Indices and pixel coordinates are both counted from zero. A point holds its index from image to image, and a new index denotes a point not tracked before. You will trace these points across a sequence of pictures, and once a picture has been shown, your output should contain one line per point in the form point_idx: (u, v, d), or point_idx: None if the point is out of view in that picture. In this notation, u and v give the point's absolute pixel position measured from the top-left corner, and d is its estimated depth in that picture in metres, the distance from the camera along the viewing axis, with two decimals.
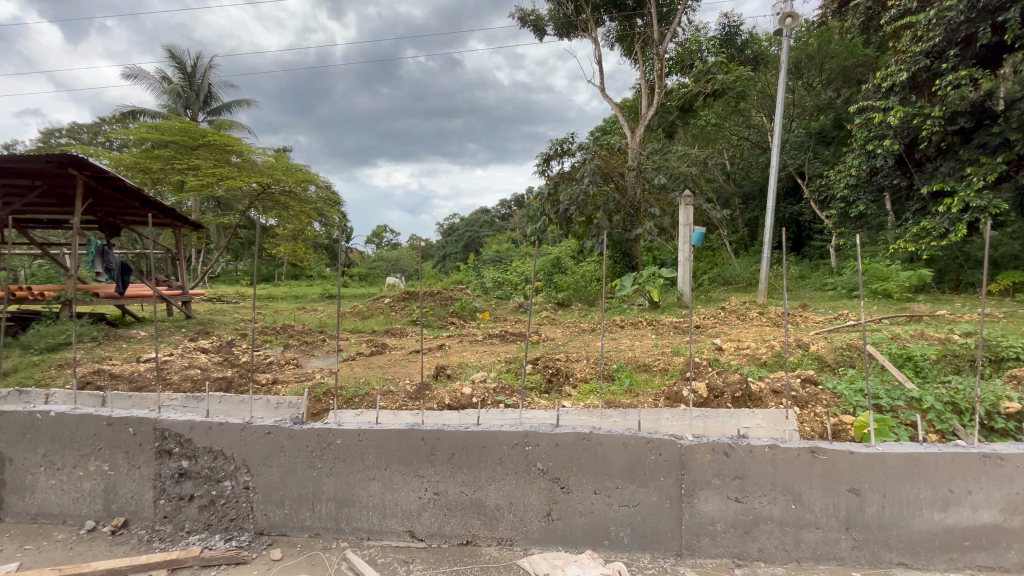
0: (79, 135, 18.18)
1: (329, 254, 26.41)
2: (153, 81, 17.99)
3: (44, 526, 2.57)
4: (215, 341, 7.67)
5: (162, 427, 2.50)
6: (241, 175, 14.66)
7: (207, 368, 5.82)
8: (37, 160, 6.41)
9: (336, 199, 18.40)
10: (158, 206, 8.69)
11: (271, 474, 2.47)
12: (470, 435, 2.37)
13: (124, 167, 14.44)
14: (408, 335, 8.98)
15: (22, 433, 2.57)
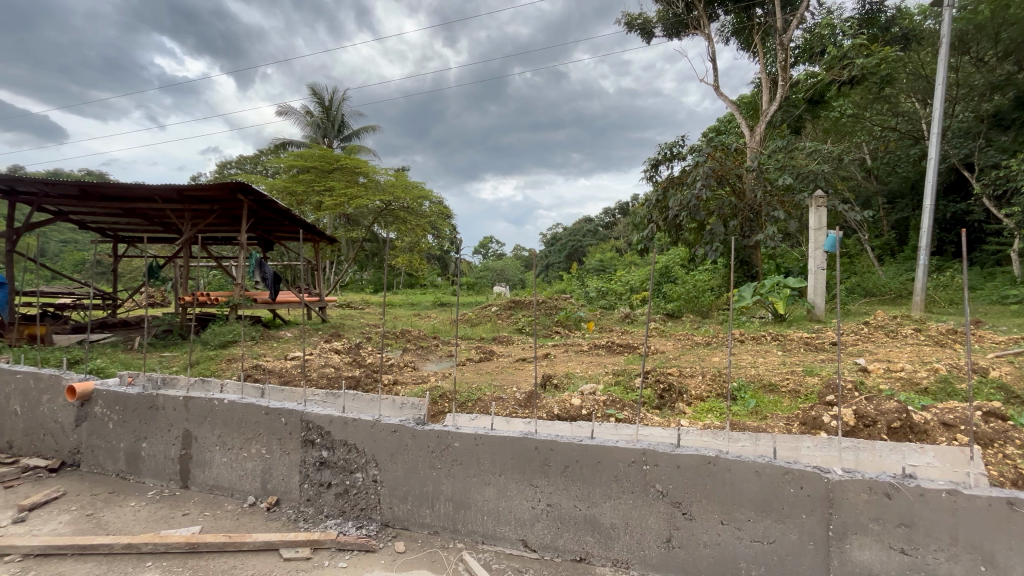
0: (245, 166, 21.60)
1: (440, 264, 28.05)
2: (300, 116, 20.78)
3: (219, 497, 3.03)
4: (346, 344, 8.54)
5: (307, 419, 2.81)
6: (368, 194, 16.30)
7: (339, 367, 6.50)
8: (215, 188, 7.72)
9: (447, 212, 19.57)
10: (302, 223, 9.95)
11: (396, 469, 2.64)
12: (584, 448, 2.32)
13: (277, 191, 16.83)
14: (514, 343, 9.16)
15: (204, 416, 3.06)
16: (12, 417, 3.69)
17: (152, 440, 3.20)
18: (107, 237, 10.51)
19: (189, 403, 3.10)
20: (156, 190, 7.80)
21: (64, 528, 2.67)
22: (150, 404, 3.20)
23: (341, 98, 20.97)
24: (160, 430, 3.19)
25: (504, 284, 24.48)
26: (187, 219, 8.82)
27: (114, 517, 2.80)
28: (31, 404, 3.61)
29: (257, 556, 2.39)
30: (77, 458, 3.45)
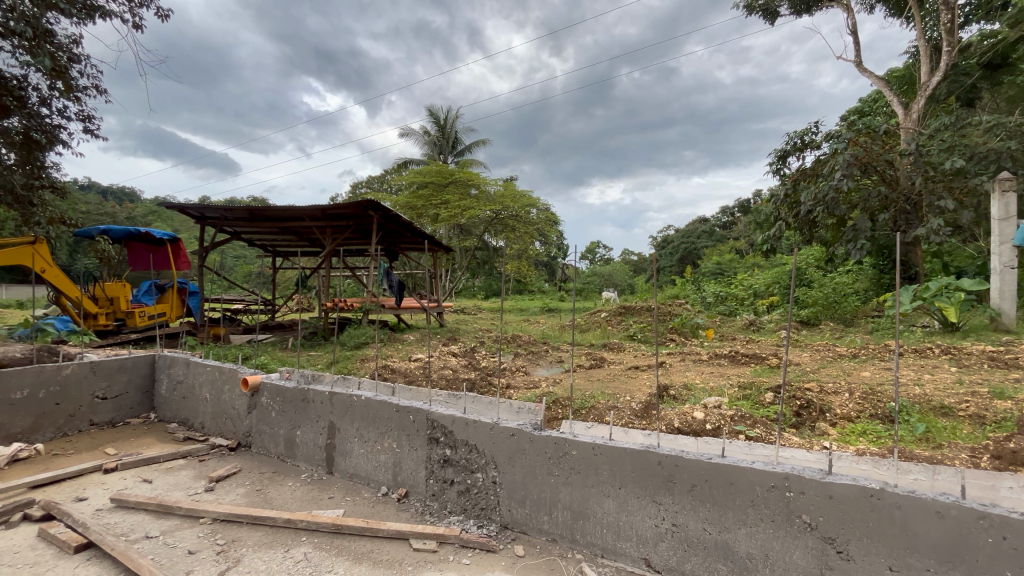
0: (373, 185, 23.95)
1: (548, 270, 28.33)
2: (419, 136, 22.50)
3: (358, 485, 3.34)
4: (462, 347, 8.99)
5: (432, 419, 2.99)
6: (479, 205, 17.08)
7: (457, 370, 6.85)
8: (349, 206, 8.64)
9: (554, 218, 19.70)
10: (422, 234, 10.71)
11: (514, 473, 2.68)
12: (713, 466, 2.14)
13: (400, 206, 18.37)
14: (625, 351, 8.86)
15: (345, 410, 3.42)
16: (204, 403, 4.48)
17: (305, 429, 3.66)
18: (268, 252, 12.33)
19: (333, 398, 3.48)
20: (304, 211, 8.97)
21: (240, 500, 3.16)
22: (303, 397, 3.66)
23: (454, 116, 22.28)
24: (311, 420, 3.63)
25: (612, 289, 23.93)
26: (329, 234, 9.99)
27: (277, 494, 3.24)
28: (217, 393, 4.35)
29: (391, 544, 2.58)
30: (249, 440, 4.06)
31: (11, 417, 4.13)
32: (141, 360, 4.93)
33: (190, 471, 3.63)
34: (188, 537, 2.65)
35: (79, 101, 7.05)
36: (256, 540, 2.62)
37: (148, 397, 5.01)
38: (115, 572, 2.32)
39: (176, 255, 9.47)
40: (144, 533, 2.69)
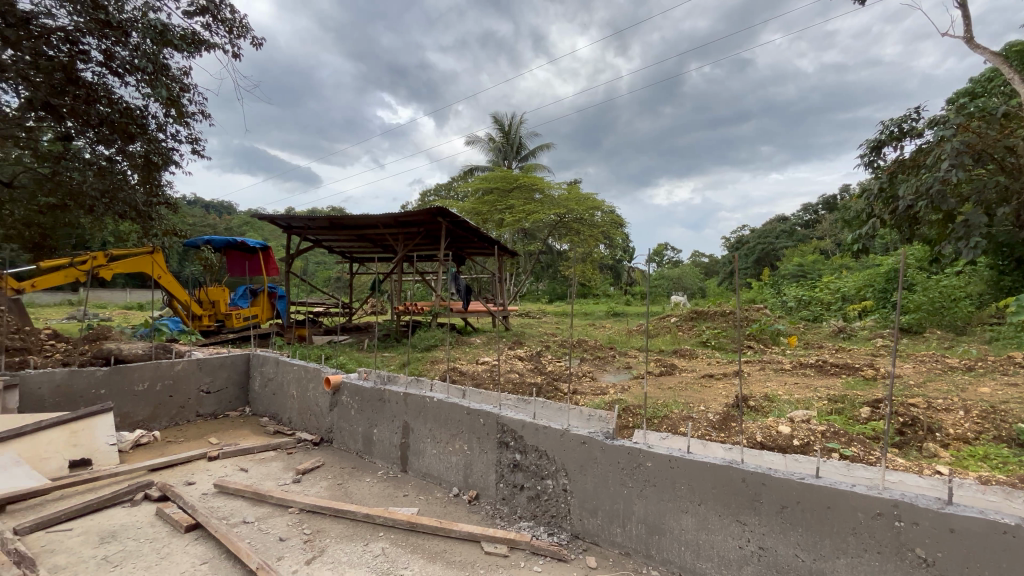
0: (441, 193, 24.77)
1: (613, 274, 27.74)
2: (484, 143, 22.98)
3: (431, 485, 3.43)
4: (528, 351, 9.02)
5: (502, 423, 3.01)
6: (543, 209, 17.07)
7: (523, 374, 6.88)
8: (419, 213, 8.98)
9: (620, 221, 19.27)
10: (488, 239, 10.89)
11: (586, 481, 2.62)
12: (806, 487, 1.97)
13: (466, 212, 18.83)
14: (698, 358, 8.43)
15: (418, 410, 3.54)
16: (291, 399, 4.82)
17: (381, 427, 3.82)
18: (346, 259, 13.14)
19: (407, 399, 3.62)
20: (378, 219, 9.45)
21: (324, 492, 3.35)
22: (380, 397, 3.83)
23: (519, 122, 22.52)
24: (386, 419, 3.79)
25: (682, 293, 22.97)
26: (401, 241, 10.46)
27: (356, 488, 3.41)
28: (302, 391, 4.67)
29: (463, 545, 2.61)
30: (330, 436, 4.32)
31: (134, 406, 4.67)
32: (239, 358, 5.40)
33: (280, 463, 3.91)
34: (279, 525, 2.85)
35: (188, 126, 7.89)
36: (339, 532, 2.77)
37: (243, 392, 5.48)
38: (217, 552, 2.54)
39: (267, 262, 10.31)
40: (242, 518, 2.92)
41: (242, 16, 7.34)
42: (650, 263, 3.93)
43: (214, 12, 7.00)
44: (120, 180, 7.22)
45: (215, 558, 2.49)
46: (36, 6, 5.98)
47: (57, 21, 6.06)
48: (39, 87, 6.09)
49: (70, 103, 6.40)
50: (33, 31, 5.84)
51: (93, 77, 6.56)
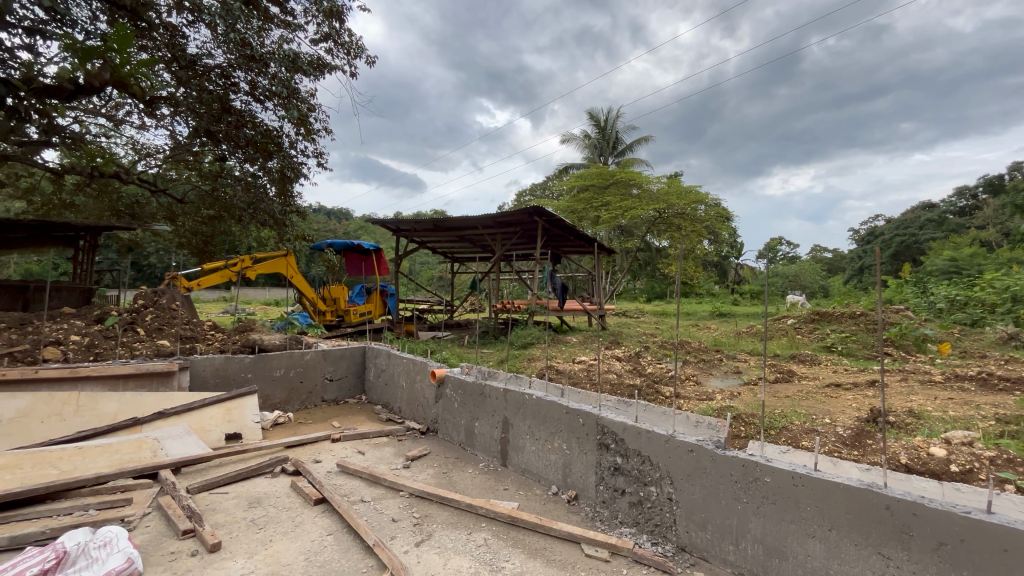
0: (536, 192, 24.98)
1: (719, 271, 25.83)
2: (580, 140, 22.72)
3: (530, 481, 3.47)
4: (626, 352, 8.75)
5: (603, 424, 2.95)
6: (641, 205, 16.37)
7: (622, 374, 6.68)
8: (517, 213, 9.14)
9: (727, 214, 17.90)
10: (585, 237, 10.77)
11: (694, 492, 2.47)
12: (973, 524, 1.66)
13: (561, 210, 18.75)
14: (821, 365, 7.51)
15: (518, 407, 3.60)
16: (400, 390, 5.18)
17: (482, 421, 3.95)
18: (448, 259, 13.80)
19: (507, 395, 3.70)
20: (477, 220, 9.77)
21: (431, 479, 3.55)
22: (481, 392, 3.97)
23: (616, 117, 21.90)
24: (487, 414, 3.91)
25: (800, 292, 20.75)
26: (499, 240, 10.71)
27: (459, 478, 3.56)
28: (411, 382, 5.00)
29: (563, 545, 2.60)
30: (435, 426, 4.57)
31: (273, 389, 5.35)
32: (356, 351, 5.94)
33: (392, 448, 4.22)
34: (391, 506, 3.07)
35: (315, 142, 8.83)
36: (444, 519, 2.91)
37: (360, 381, 6.02)
38: (340, 526, 2.80)
39: (379, 262, 11.20)
40: (360, 496, 3.20)
41: (358, 38, 8.04)
42: (761, 259, 3.71)
43: (335, 38, 7.76)
44: (262, 193, 8.32)
45: (338, 531, 2.75)
46: (200, 49, 7.09)
47: (215, 59, 7.16)
48: (202, 117, 7.18)
49: (225, 129, 7.51)
50: (197, 71, 7.01)
51: (242, 105, 7.64)
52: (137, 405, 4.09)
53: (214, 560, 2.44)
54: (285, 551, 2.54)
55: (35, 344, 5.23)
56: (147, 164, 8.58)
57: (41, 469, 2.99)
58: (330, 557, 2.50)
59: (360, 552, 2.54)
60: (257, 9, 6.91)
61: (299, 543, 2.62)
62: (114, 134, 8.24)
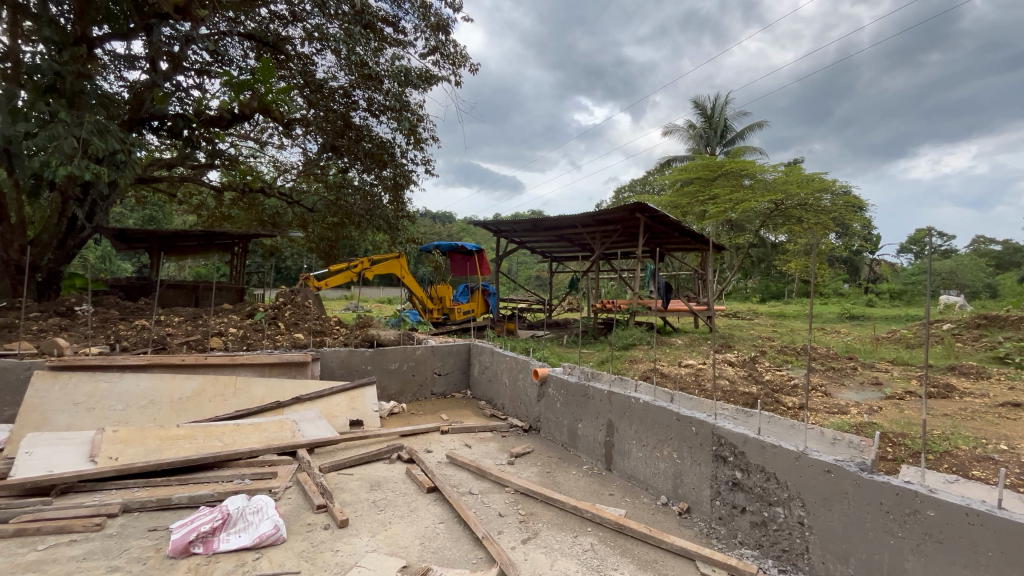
0: (636, 188, 24.10)
1: (849, 268, 22.86)
2: (683, 131, 21.44)
3: (636, 488, 3.34)
4: (739, 356, 8.06)
5: (719, 434, 2.73)
6: (754, 196, 14.98)
7: (736, 381, 6.16)
8: (618, 210, 8.87)
9: (860, 203, 15.72)
10: (692, 233, 10.14)
11: (832, 519, 2.18)
12: None
13: (663, 206, 17.86)
14: (992, 380, 6.24)
15: (623, 411, 3.48)
16: (503, 387, 5.30)
17: (585, 423, 3.89)
18: (546, 258, 13.87)
19: (612, 398, 3.60)
20: (576, 219, 9.67)
21: (535, 477, 3.58)
22: (584, 393, 3.91)
23: (724, 103, 20.32)
24: (591, 415, 3.84)
25: (957, 292, 17.58)
26: (598, 238, 10.48)
27: (563, 479, 3.54)
28: (513, 380, 5.09)
29: (675, 560, 2.45)
30: (538, 425, 4.59)
31: (389, 381, 5.77)
32: (461, 348, 6.23)
33: (496, 443, 4.34)
34: (498, 501, 3.14)
35: (422, 150, 9.40)
36: (550, 519, 2.90)
37: (465, 377, 6.29)
38: (451, 516, 2.94)
39: (481, 262, 11.59)
40: (468, 488, 3.32)
41: (462, 47, 8.37)
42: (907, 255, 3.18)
43: (441, 50, 8.18)
44: (377, 201, 9.05)
45: (450, 520, 2.88)
46: (326, 73, 7.93)
47: (339, 81, 7.95)
48: (329, 133, 8.06)
49: (347, 143, 8.33)
50: (324, 93, 7.90)
51: (361, 121, 8.41)
52: (279, 390, 4.66)
53: (343, 535, 2.69)
54: (403, 534, 2.72)
55: (204, 334, 6.22)
56: (285, 179, 9.85)
57: (210, 441, 3.55)
58: (443, 544, 2.62)
59: (470, 543, 2.63)
60: (373, 31, 7.57)
61: (414, 528, 2.79)
62: (261, 154, 9.54)
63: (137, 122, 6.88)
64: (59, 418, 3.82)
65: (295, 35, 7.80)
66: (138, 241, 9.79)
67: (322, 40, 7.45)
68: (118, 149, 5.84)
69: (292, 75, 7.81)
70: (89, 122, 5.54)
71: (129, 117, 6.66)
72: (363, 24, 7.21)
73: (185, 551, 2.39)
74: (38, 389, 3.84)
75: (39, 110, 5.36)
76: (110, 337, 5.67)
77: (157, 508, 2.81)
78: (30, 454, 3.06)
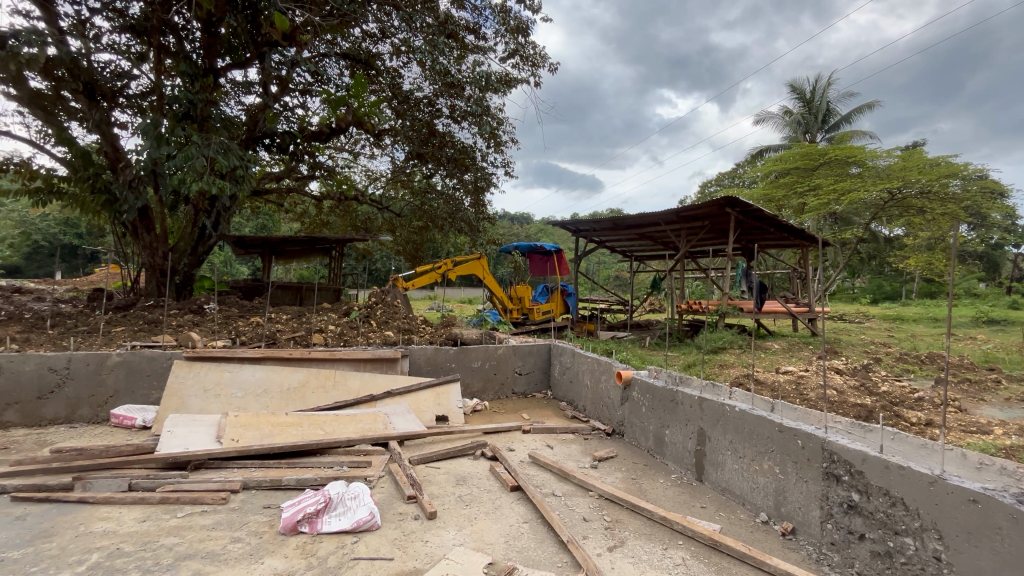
0: (724, 182, 22.64)
1: (986, 264, 19.73)
2: (778, 118, 19.76)
3: (731, 502, 3.11)
4: (849, 363, 7.25)
5: (831, 450, 2.47)
6: (865, 185, 13.35)
7: (845, 391, 5.54)
8: (706, 206, 8.34)
9: (1002, 188, 13.47)
10: (790, 228, 9.27)
11: (978, 557, 1.86)
12: None
13: (755, 200, 16.59)
14: None
15: (716, 419, 3.27)
16: (585, 389, 5.21)
17: (674, 430, 3.70)
18: (627, 257, 13.48)
19: (703, 404, 3.40)
20: (659, 216, 9.24)
21: (620, 483, 3.47)
22: (672, 397, 3.73)
23: (827, 84, 18.41)
24: (679, 422, 3.65)
25: None
26: (684, 236, 9.95)
27: (650, 487, 3.39)
28: (596, 382, 4.98)
29: None
30: (622, 429, 4.45)
31: (472, 379, 5.92)
32: (542, 347, 6.24)
33: (579, 446, 4.27)
34: (581, 504, 3.09)
35: (503, 153, 9.56)
36: (637, 528, 2.79)
37: (546, 377, 6.29)
38: (535, 516, 2.93)
39: (560, 263, 11.50)
40: (551, 489, 3.29)
41: (542, 48, 8.38)
42: None
43: (520, 52, 8.25)
44: (458, 204, 9.35)
45: (534, 521, 2.88)
46: (412, 85, 8.34)
47: (424, 91, 8.32)
48: (415, 141, 8.48)
49: (431, 149, 8.69)
50: (411, 103, 8.30)
51: (444, 127, 8.73)
52: (373, 384, 4.97)
53: (432, 526, 2.79)
54: (488, 531, 2.76)
55: (308, 331, 6.81)
56: (376, 186, 10.49)
57: (313, 429, 3.87)
58: (527, 544, 2.62)
59: (555, 545, 2.61)
60: (456, 40, 7.83)
61: (499, 526, 2.82)
62: (354, 165, 10.26)
63: (252, 140, 7.69)
64: (192, 402, 4.37)
65: (385, 50, 8.30)
66: (252, 247, 10.95)
67: (408, 53, 7.85)
68: (238, 165, 6.56)
69: (382, 88, 8.31)
70: (216, 144, 6.27)
71: (246, 136, 7.48)
72: (446, 34, 7.47)
73: (294, 529, 2.62)
74: (178, 376, 4.42)
75: (177, 135, 6.17)
76: (231, 332, 6.39)
77: (270, 487, 3.11)
78: (171, 432, 3.52)
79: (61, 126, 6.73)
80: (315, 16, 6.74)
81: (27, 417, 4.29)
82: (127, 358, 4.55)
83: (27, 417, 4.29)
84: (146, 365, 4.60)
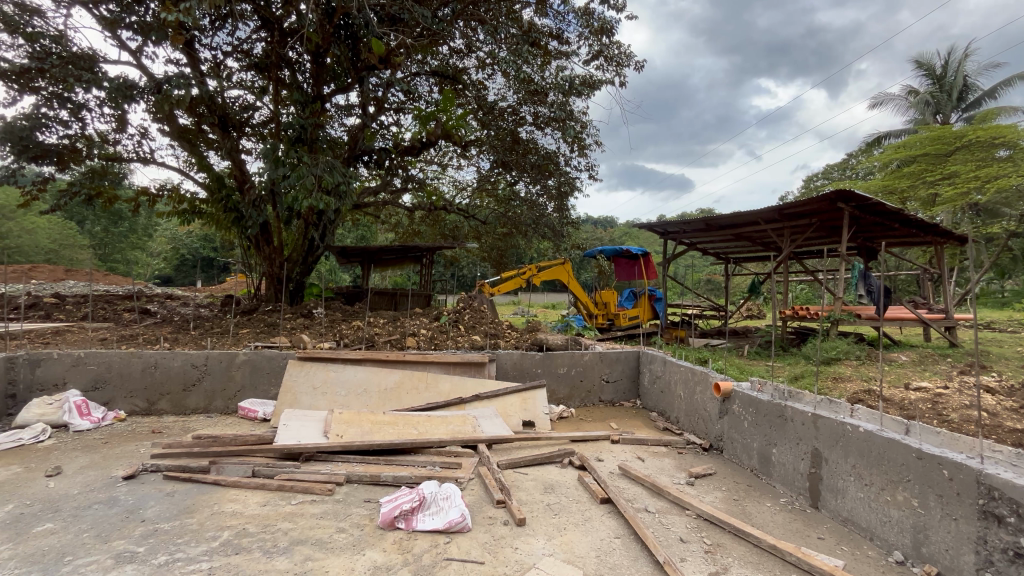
0: (832, 175, 20.47)
1: None
2: (899, 100, 17.45)
3: (854, 535, 2.74)
4: (1004, 380, 6.11)
5: (991, 486, 2.08)
6: (1018, 169, 11.31)
7: (999, 414, 4.68)
8: (813, 202, 7.56)
9: None
10: (921, 223, 8.09)
11: None
12: None
13: (873, 193, 14.76)
14: None
15: (835, 440, 2.91)
16: (678, 400, 4.94)
17: (783, 448, 3.36)
18: (721, 259, 12.66)
19: (820, 423, 3.04)
20: (758, 214, 8.52)
21: (720, 503, 3.21)
22: (780, 413, 3.40)
23: (963, 57, 15.97)
24: (789, 441, 3.31)
25: None
26: (787, 235, 9.07)
27: (756, 510, 3.10)
28: (690, 393, 4.70)
29: None
30: (720, 444, 4.14)
31: (558, 385, 5.86)
32: (629, 354, 6.04)
33: (672, 460, 4.04)
34: (677, 523, 2.90)
35: (587, 156, 9.46)
36: (742, 555, 2.56)
37: (635, 386, 6.07)
38: (628, 532, 2.81)
39: (647, 267, 11.06)
40: (644, 505, 3.14)
41: (627, 47, 8.19)
42: None
43: (604, 53, 8.12)
44: (542, 210, 9.37)
45: (626, 537, 2.76)
46: (497, 95, 8.53)
47: (508, 101, 8.48)
48: (500, 150, 8.68)
49: (515, 157, 8.79)
50: (496, 113, 8.48)
51: (528, 134, 8.82)
52: (462, 387, 5.11)
53: (521, 533, 2.78)
54: (578, 543, 2.69)
55: (402, 334, 7.21)
56: (462, 196, 10.86)
57: (408, 428, 4.06)
58: (620, 561, 2.51)
59: (650, 566, 2.47)
60: (540, 48, 7.89)
61: (590, 538, 2.74)
62: (443, 176, 10.73)
63: (353, 157, 8.36)
64: (304, 399, 4.80)
65: (470, 65, 8.62)
66: (353, 256, 11.86)
67: (493, 64, 8.07)
68: (341, 181, 7.15)
69: (468, 101, 8.57)
70: (323, 163, 6.89)
71: (348, 154, 8.15)
72: (530, 42, 7.55)
73: (391, 524, 2.75)
74: (292, 374, 4.88)
75: (291, 156, 6.82)
76: (336, 335, 6.95)
77: (369, 482, 3.31)
78: (286, 425, 3.89)
79: (202, 155, 7.81)
80: (408, 38, 7.16)
81: (176, 406, 4.99)
82: (251, 357, 5.12)
83: (175, 406, 4.99)
84: (266, 363, 5.15)
